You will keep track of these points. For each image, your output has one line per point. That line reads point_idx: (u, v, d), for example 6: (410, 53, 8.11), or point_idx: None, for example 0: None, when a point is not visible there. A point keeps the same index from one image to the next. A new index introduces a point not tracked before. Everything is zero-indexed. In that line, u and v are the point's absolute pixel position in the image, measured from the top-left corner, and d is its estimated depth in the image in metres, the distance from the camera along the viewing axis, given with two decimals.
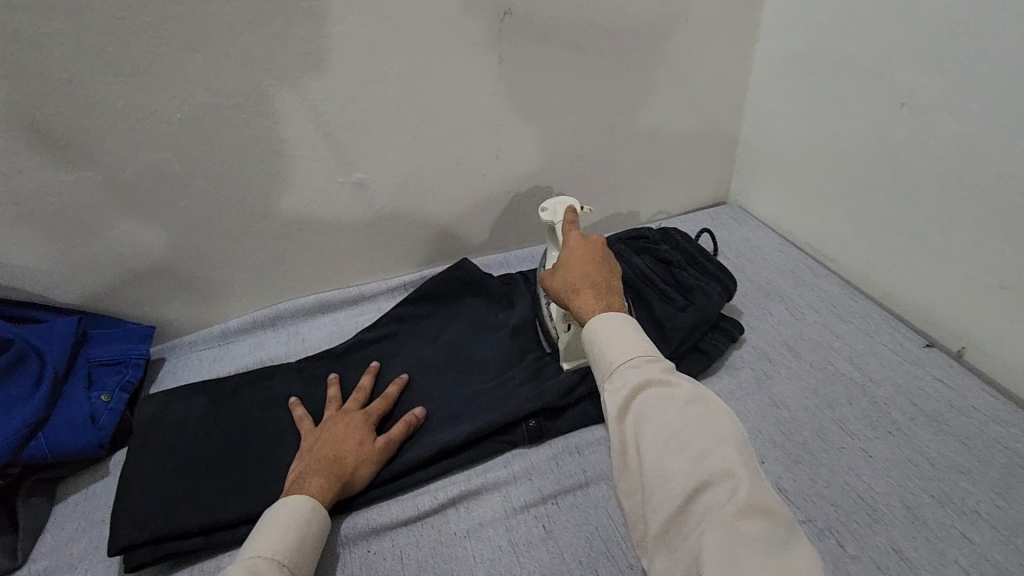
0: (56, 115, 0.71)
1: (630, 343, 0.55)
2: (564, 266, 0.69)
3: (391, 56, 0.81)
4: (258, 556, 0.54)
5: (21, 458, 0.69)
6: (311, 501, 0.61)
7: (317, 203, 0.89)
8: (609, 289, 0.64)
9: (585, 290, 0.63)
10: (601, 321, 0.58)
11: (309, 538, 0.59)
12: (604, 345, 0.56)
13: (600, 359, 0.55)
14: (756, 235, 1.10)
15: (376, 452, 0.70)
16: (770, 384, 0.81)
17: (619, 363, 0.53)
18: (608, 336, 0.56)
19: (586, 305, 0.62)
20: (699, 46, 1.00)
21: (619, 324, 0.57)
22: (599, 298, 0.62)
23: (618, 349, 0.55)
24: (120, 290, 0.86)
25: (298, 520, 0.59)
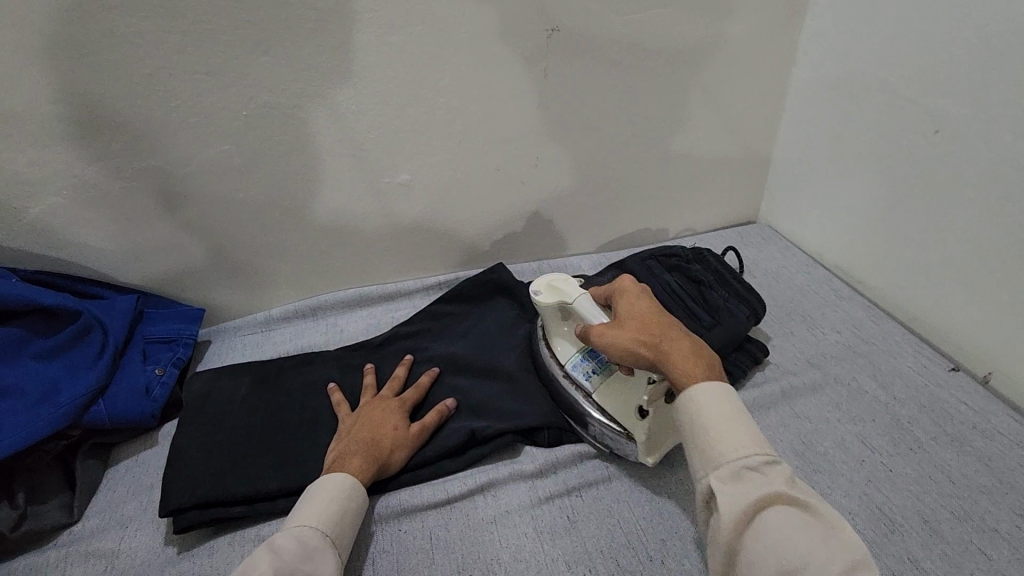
0: (136, 108, 0.77)
1: (739, 436, 0.54)
2: (638, 326, 0.67)
3: (444, 66, 0.87)
4: (303, 524, 0.59)
5: (83, 421, 0.74)
6: (351, 479, 0.64)
7: (365, 201, 0.94)
8: (698, 348, 0.63)
9: (672, 351, 0.63)
10: (707, 390, 0.57)
11: (350, 512, 0.62)
12: (712, 425, 0.55)
13: (709, 441, 0.55)
14: (783, 255, 1.12)
15: (411, 437, 0.73)
16: (792, 397, 0.83)
17: (732, 462, 0.52)
18: (718, 418, 0.56)
19: (684, 371, 0.60)
20: (736, 68, 1.03)
21: (727, 395, 0.57)
22: (694, 361, 0.61)
23: (726, 441, 0.54)
24: (177, 273, 0.92)
25: (340, 494, 0.63)
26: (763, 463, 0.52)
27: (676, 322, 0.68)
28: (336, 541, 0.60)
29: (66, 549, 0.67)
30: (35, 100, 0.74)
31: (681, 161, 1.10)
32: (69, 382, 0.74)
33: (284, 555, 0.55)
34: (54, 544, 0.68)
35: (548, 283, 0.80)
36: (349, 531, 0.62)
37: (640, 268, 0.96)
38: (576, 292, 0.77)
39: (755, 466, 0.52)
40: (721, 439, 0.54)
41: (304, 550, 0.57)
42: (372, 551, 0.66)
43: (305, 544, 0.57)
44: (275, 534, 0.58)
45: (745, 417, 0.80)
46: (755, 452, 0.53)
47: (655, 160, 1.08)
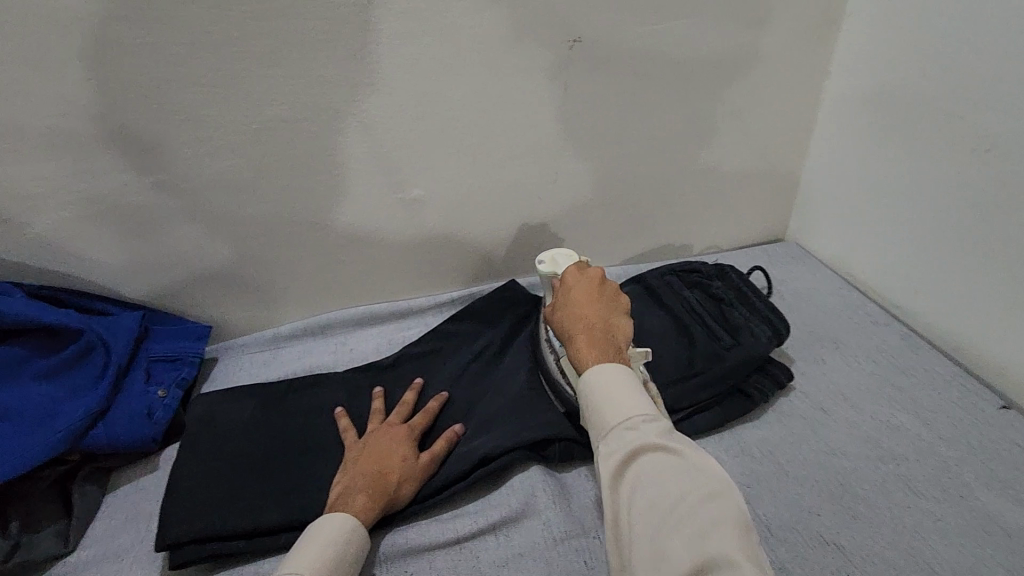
0: (143, 121, 0.75)
1: (625, 404, 0.58)
2: (564, 310, 0.70)
3: (461, 78, 0.83)
4: (295, 572, 0.55)
5: (81, 446, 0.71)
6: (354, 521, 0.61)
7: (377, 216, 0.91)
8: (604, 334, 0.65)
9: (580, 335, 0.65)
10: (599, 374, 0.60)
11: (348, 558, 0.59)
12: (602, 400, 0.59)
13: (599, 413, 0.59)
14: (814, 275, 1.07)
15: (420, 468, 0.69)
16: (827, 433, 0.77)
17: (614, 426, 0.57)
18: (606, 390, 0.59)
19: (583, 357, 0.63)
20: (765, 79, 0.98)
21: (615, 377, 0.60)
22: (595, 348, 0.64)
23: (612, 410, 0.58)
24: (183, 289, 0.90)
25: (336, 539, 0.59)
26: (640, 422, 0.56)
27: (602, 304, 0.69)
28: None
29: None
30: (40, 113, 0.72)
31: (706, 176, 1.06)
32: (68, 405, 0.71)
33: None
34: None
35: (552, 256, 0.83)
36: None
37: (659, 283, 0.91)
38: None
39: (632, 427, 0.56)
40: (608, 408, 0.58)
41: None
42: None
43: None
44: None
45: (776, 453, 0.75)
46: (636, 415, 0.57)
47: (679, 175, 1.04)
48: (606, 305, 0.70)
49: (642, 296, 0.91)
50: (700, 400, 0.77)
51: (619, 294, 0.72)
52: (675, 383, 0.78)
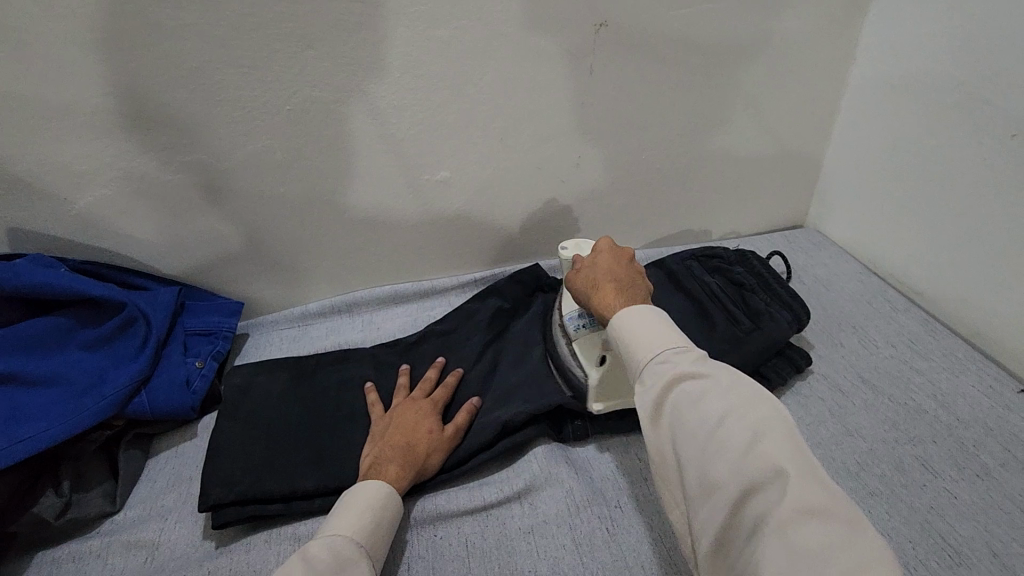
0: (182, 101, 0.77)
1: (655, 337, 0.57)
2: (586, 273, 0.71)
3: (488, 61, 0.85)
4: (339, 535, 0.57)
5: (126, 412, 0.74)
6: (387, 488, 0.63)
7: (403, 197, 0.93)
8: (627, 286, 0.67)
9: (604, 289, 0.67)
10: (628, 313, 0.60)
11: (384, 524, 0.61)
12: (631, 334, 0.58)
13: (629, 349, 0.58)
14: (834, 261, 1.07)
15: (446, 439, 0.72)
16: (845, 413, 0.78)
17: (648, 362, 0.55)
18: (635, 326, 0.58)
19: (608, 307, 0.64)
20: (790, 65, 0.99)
21: (647, 315, 0.59)
22: (619, 297, 0.65)
23: (641, 344, 0.57)
24: (216, 265, 0.92)
25: (375, 504, 0.61)
26: (672, 354, 0.55)
27: (621, 262, 0.71)
28: (370, 553, 0.58)
29: (109, 538, 0.68)
30: (85, 92, 0.74)
31: (727, 162, 1.06)
32: (113, 373, 0.75)
33: (318, 564, 0.54)
34: (97, 533, 0.69)
35: (576, 244, 0.81)
36: (383, 544, 0.61)
37: (678, 268, 0.93)
38: None
39: (664, 359, 0.55)
40: (635, 343, 0.57)
41: (337, 560, 0.55)
42: (410, 557, 0.65)
43: (339, 553, 0.56)
44: (307, 544, 0.56)
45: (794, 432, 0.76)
46: (665, 348, 0.55)
47: (701, 160, 1.05)
48: (624, 263, 0.72)
49: (662, 280, 0.93)
50: None
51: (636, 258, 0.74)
52: None
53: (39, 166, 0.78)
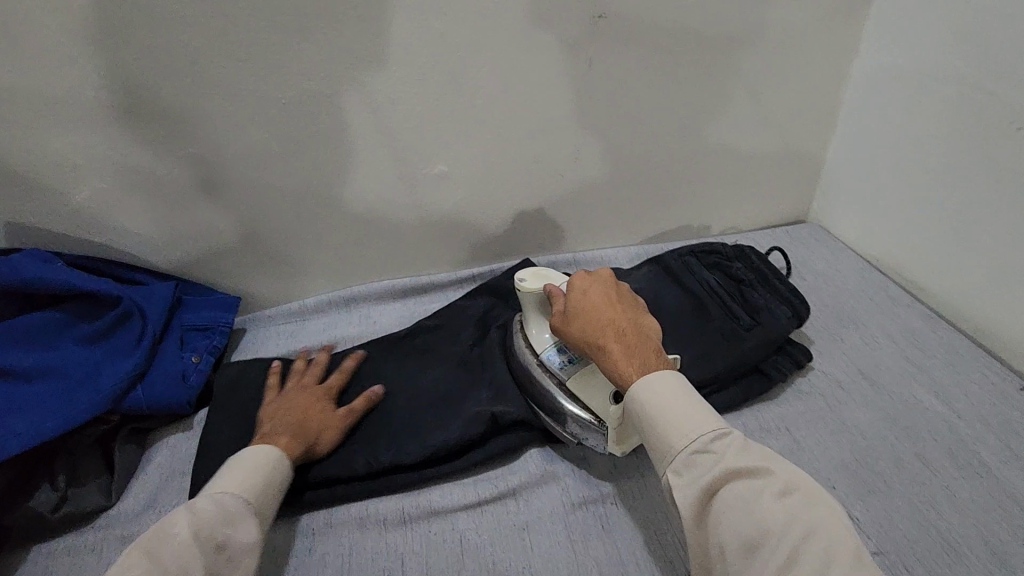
0: (176, 94, 0.77)
1: (687, 421, 0.54)
2: (581, 317, 0.67)
3: (484, 53, 0.84)
4: (224, 492, 0.57)
5: (122, 406, 0.74)
6: (276, 453, 0.63)
7: (399, 191, 0.93)
8: (638, 339, 0.64)
9: (614, 345, 0.63)
10: (651, 383, 0.57)
11: (270, 481, 0.61)
12: (661, 418, 0.55)
13: (660, 436, 0.54)
14: (835, 256, 1.06)
15: (338, 418, 0.72)
16: (844, 409, 0.77)
17: (684, 451, 0.52)
18: (665, 411, 0.55)
19: (624, 368, 0.61)
20: (791, 57, 0.97)
21: (671, 388, 0.56)
22: (633, 357, 0.61)
23: (675, 430, 0.54)
24: (213, 260, 0.92)
25: (253, 464, 0.61)
26: (711, 442, 0.52)
27: (625, 308, 0.67)
28: (260, 507, 0.59)
29: (103, 533, 0.68)
30: (80, 86, 0.74)
31: (727, 155, 1.05)
32: (109, 367, 0.74)
33: (204, 518, 0.54)
34: (92, 526, 0.69)
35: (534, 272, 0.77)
36: (274, 500, 0.61)
37: (677, 265, 0.92)
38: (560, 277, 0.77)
39: (704, 450, 0.52)
40: (668, 430, 0.54)
41: (225, 515, 0.56)
42: (402, 552, 0.65)
43: (227, 508, 0.56)
44: (195, 498, 0.56)
45: (792, 427, 0.76)
46: (701, 435, 0.52)
47: (701, 154, 1.04)
48: (628, 309, 0.68)
49: (661, 277, 0.91)
50: (718, 378, 0.78)
51: (630, 294, 0.71)
52: (695, 359, 0.79)
53: (35, 160, 0.78)
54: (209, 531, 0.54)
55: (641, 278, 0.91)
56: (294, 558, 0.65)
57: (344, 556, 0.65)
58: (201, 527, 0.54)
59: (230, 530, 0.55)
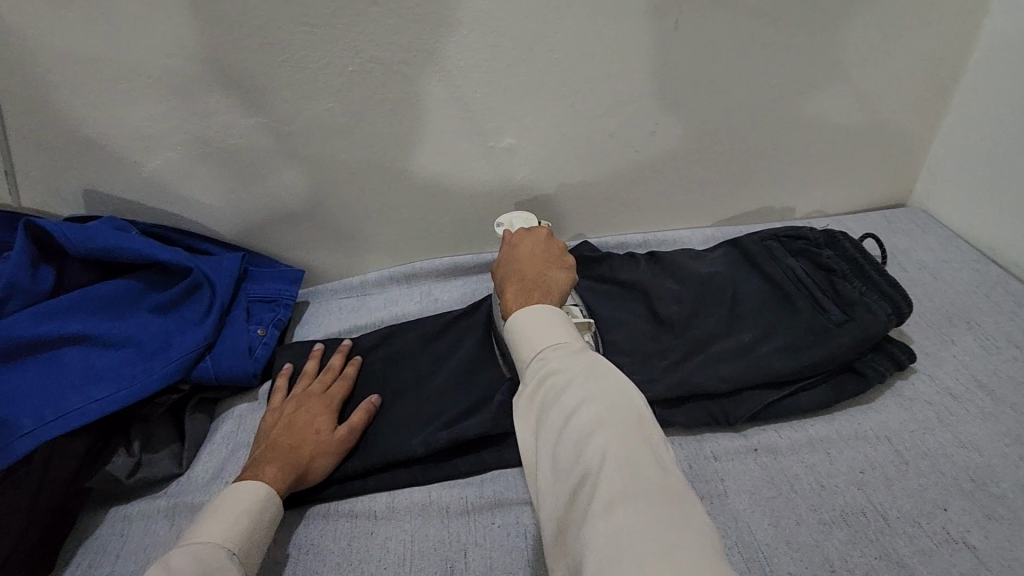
0: (244, 62, 0.75)
1: (541, 334, 0.52)
2: (504, 263, 0.67)
3: (561, 16, 0.77)
4: (207, 541, 0.54)
5: (192, 377, 0.75)
6: (265, 493, 0.61)
7: (465, 166, 0.89)
8: (535, 280, 0.61)
9: (508, 275, 0.63)
10: (519, 314, 0.55)
11: (261, 527, 0.58)
12: (519, 332, 0.54)
13: (518, 346, 0.54)
14: (941, 247, 0.95)
15: (335, 442, 0.69)
16: (955, 422, 0.69)
17: (531, 359, 0.51)
18: (522, 321, 0.54)
19: (508, 301, 0.59)
20: (908, 17, 0.86)
21: (536, 309, 0.54)
22: (523, 293, 0.59)
23: (527, 341, 0.53)
24: (277, 231, 0.92)
25: (250, 508, 0.59)
26: (552, 352, 0.51)
27: (544, 261, 0.64)
28: (242, 558, 0.56)
29: (175, 500, 0.69)
30: (153, 54, 0.73)
31: (821, 131, 0.95)
32: (180, 338, 0.75)
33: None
34: (164, 492, 0.70)
35: (509, 222, 0.86)
36: (259, 550, 0.58)
37: (758, 249, 0.83)
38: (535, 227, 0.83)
39: (543, 359, 0.50)
40: (522, 340, 0.53)
41: (204, 573, 0.52)
42: (466, 544, 0.63)
43: (204, 562, 0.52)
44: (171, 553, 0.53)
45: (893, 437, 0.68)
46: (547, 346, 0.51)
47: (793, 128, 0.94)
48: (548, 258, 0.66)
49: (739, 263, 0.84)
50: (805, 376, 0.71)
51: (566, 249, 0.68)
52: (778, 353, 0.72)
53: (110, 129, 0.78)
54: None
55: (716, 262, 0.84)
56: (358, 540, 0.65)
57: (408, 542, 0.64)
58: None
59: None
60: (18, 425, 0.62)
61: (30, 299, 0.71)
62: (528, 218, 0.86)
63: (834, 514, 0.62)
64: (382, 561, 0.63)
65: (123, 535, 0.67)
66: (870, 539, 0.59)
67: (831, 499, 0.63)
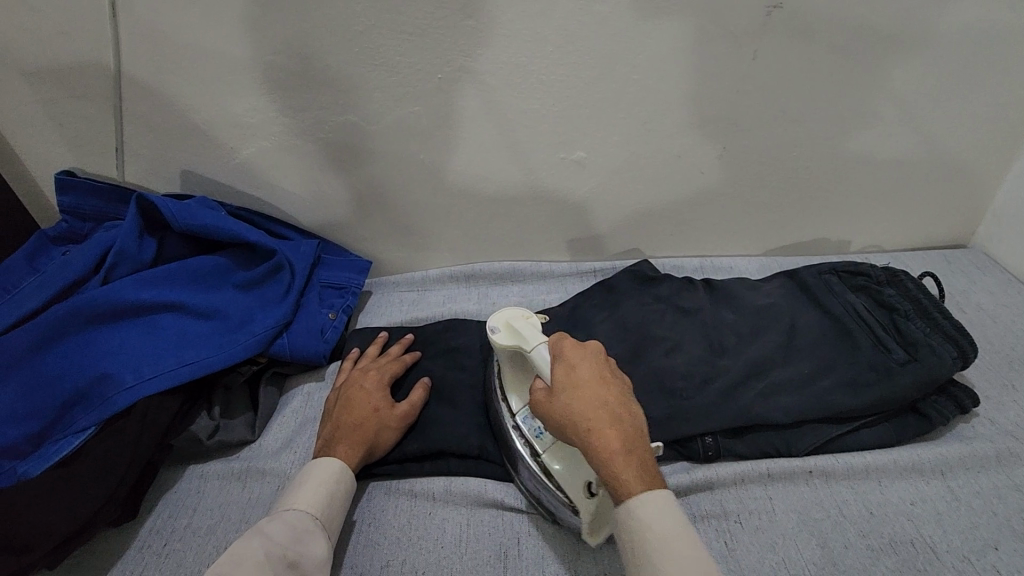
0: (343, 63, 0.80)
1: (686, 566, 0.48)
2: (570, 401, 0.58)
3: (644, 39, 0.80)
4: (291, 508, 0.59)
5: (270, 351, 0.80)
6: (337, 468, 0.64)
7: (536, 174, 0.92)
8: (632, 437, 0.56)
9: (601, 424, 0.56)
10: (649, 507, 0.51)
11: (340, 495, 0.63)
12: (651, 544, 0.50)
13: (654, 572, 0.49)
14: (1003, 291, 0.95)
15: (396, 417, 0.73)
16: (1013, 465, 0.69)
17: None
18: (655, 537, 0.50)
19: (620, 472, 0.53)
20: (988, 60, 0.86)
21: (666, 508, 0.51)
22: (632, 461, 0.54)
23: (667, 570, 0.48)
24: (350, 223, 0.97)
25: (327, 478, 0.63)
26: None
27: (615, 392, 0.59)
28: (326, 523, 0.61)
29: (247, 463, 0.74)
30: (261, 50, 0.79)
31: (886, 167, 0.96)
32: (261, 314, 0.80)
33: (278, 536, 0.56)
34: (238, 456, 0.76)
35: (508, 321, 0.71)
36: (341, 514, 0.63)
37: (816, 282, 0.85)
38: (533, 331, 0.69)
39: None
40: (663, 572, 0.49)
41: (295, 533, 0.57)
42: (520, 533, 0.67)
43: (293, 524, 0.58)
44: (262, 521, 0.58)
45: (947, 474, 0.69)
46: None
47: (858, 163, 0.95)
48: (617, 391, 0.60)
49: (796, 294, 0.86)
50: (866, 413, 0.72)
51: (622, 374, 0.63)
52: (838, 386, 0.73)
53: (213, 115, 0.85)
54: (284, 548, 0.55)
55: (775, 295, 0.86)
56: (416, 519, 0.69)
57: (463, 525, 0.68)
58: (276, 546, 0.55)
59: (300, 545, 0.56)
60: (122, 379, 0.68)
61: (135, 265, 0.78)
62: (522, 312, 0.72)
63: (883, 541, 0.63)
64: (440, 540, 0.66)
65: (201, 491, 0.72)
66: (918, 569, 0.61)
67: (880, 528, 0.64)
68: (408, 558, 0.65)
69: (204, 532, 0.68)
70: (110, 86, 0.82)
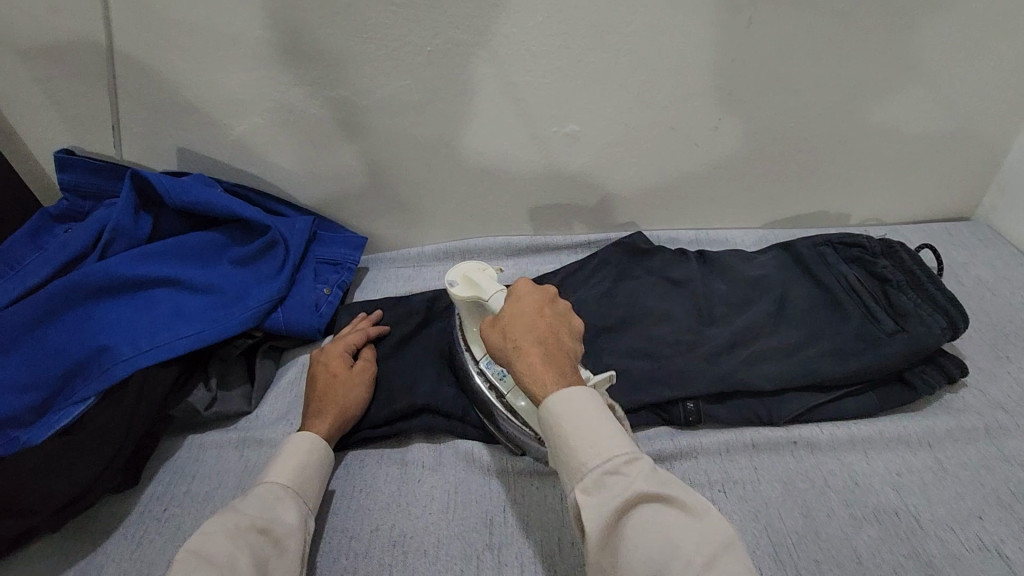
0: (332, 36, 0.80)
1: (603, 442, 0.51)
2: (506, 323, 0.62)
3: (636, 8, 0.79)
4: (266, 482, 0.61)
5: (265, 324, 0.82)
6: (308, 436, 0.66)
7: (528, 147, 0.92)
8: (560, 352, 0.59)
9: (529, 340, 0.59)
10: (562, 403, 0.54)
11: (315, 465, 0.65)
12: (569, 435, 0.53)
13: (571, 453, 0.52)
14: (1003, 263, 0.94)
15: (356, 379, 0.75)
16: (1002, 436, 0.69)
17: (596, 471, 0.50)
18: (568, 427, 0.52)
19: (537, 375, 0.57)
20: (996, 25, 0.84)
21: (584, 401, 0.54)
22: (552, 368, 0.57)
23: (586, 450, 0.51)
24: (345, 198, 0.97)
25: (297, 450, 0.65)
26: (622, 465, 0.50)
27: (554, 319, 0.62)
28: (300, 493, 0.62)
29: (244, 434, 0.77)
30: (250, 25, 0.79)
31: (888, 138, 0.94)
32: (256, 289, 0.82)
33: (248, 506, 0.57)
34: (234, 427, 0.78)
35: (466, 276, 0.72)
36: (315, 485, 0.65)
37: (810, 253, 0.84)
38: (490, 281, 0.71)
39: (616, 472, 0.50)
40: (582, 451, 0.51)
41: (267, 503, 0.59)
42: (506, 501, 0.68)
43: (268, 496, 0.59)
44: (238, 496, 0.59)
45: (934, 445, 0.69)
46: (613, 456, 0.50)
47: (859, 133, 0.93)
48: (557, 319, 0.63)
49: (789, 266, 0.85)
50: (852, 382, 0.72)
51: (570, 307, 0.66)
52: (826, 357, 0.73)
53: (205, 91, 0.85)
54: (256, 518, 0.56)
55: (768, 267, 0.85)
56: (406, 485, 0.70)
57: (451, 492, 0.69)
58: (249, 517, 0.56)
59: (273, 514, 0.58)
60: (119, 351, 0.70)
61: (131, 241, 0.80)
62: (468, 265, 0.73)
63: (866, 510, 0.64)
64: (429, 507, 0.68)
65: (199, 460, 0.74)
66: (900, 537, 0.61)
67: (863, 497, 0.65)
68: (397, 524, 0.66)
69: (203, 499, 0.70)
70: (103, 63, 0.83)
